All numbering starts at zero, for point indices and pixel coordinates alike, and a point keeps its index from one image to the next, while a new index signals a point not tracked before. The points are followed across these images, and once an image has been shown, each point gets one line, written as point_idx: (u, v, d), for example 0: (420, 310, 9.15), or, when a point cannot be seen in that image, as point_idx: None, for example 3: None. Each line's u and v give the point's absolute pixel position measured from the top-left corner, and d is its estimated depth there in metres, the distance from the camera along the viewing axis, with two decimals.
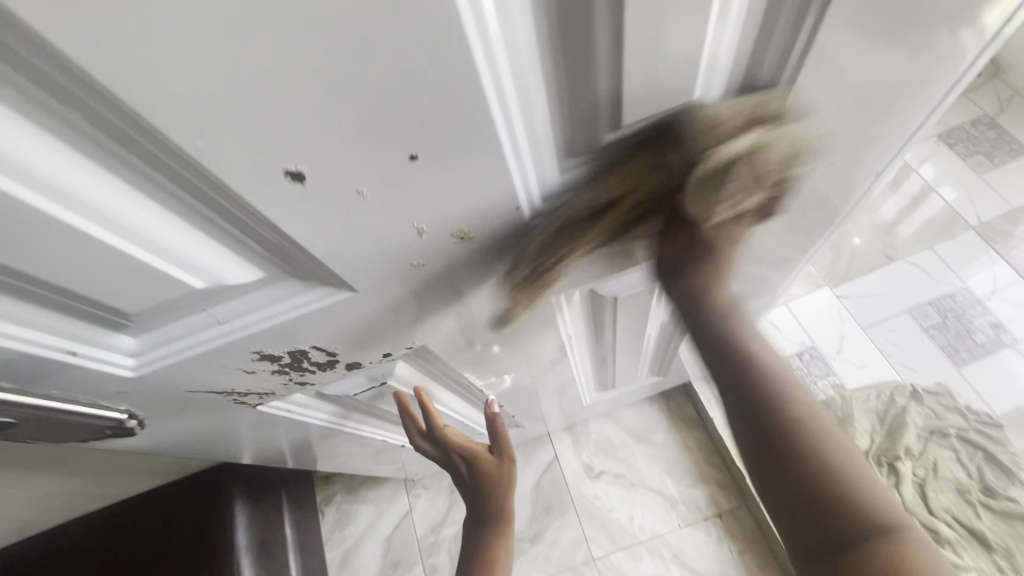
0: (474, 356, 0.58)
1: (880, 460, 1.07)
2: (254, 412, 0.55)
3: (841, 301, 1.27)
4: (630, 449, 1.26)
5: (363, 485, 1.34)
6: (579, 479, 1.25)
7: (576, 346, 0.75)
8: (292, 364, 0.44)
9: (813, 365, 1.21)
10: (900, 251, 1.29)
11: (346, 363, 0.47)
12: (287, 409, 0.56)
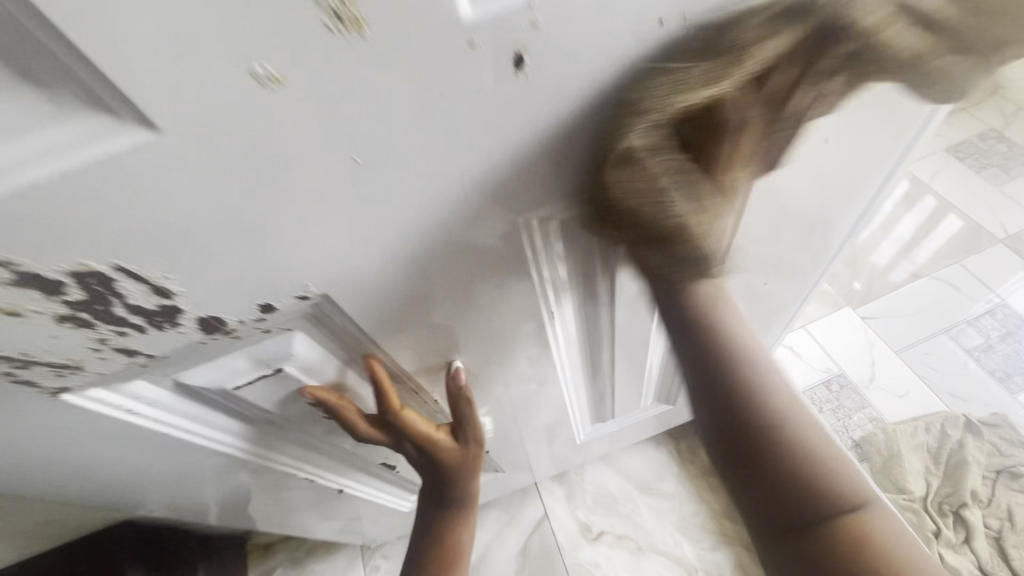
0: (417, 341, 0.41)
1: (943, 508, 0.89)
2: (84, 421, 0.36)
3: (866, 322, 1.11)
4: (634, 503, 1.05)
5: (310, 556, 1.09)
6: (574, 542, 1.03)
7: (566, 355, 0.56)
8: (96, 310, 0.27)
9: (844, 396, 1.04)
10: (925, 267, 1.16)
11: (201, 319, 0.30)
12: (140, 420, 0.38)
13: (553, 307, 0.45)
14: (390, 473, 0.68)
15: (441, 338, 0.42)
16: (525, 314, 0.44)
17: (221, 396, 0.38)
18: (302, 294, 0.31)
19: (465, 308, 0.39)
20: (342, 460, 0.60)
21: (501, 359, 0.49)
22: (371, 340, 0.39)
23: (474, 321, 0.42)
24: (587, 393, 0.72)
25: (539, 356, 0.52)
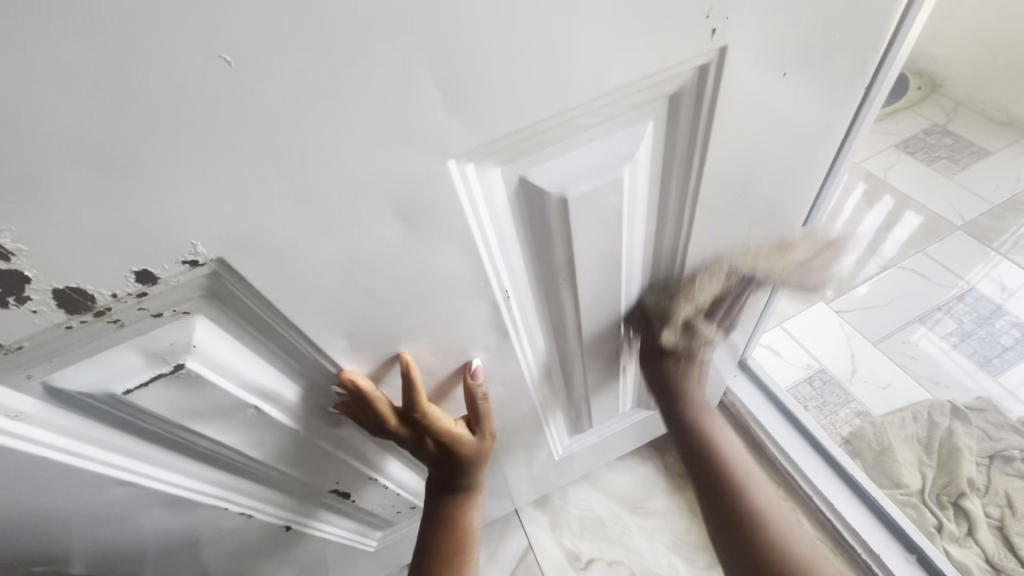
0: (349, 330, 0.35)
1: (942, 499, 0.85)
2: None
3: (841, 316, 1.10)
4: (624, 524, 0.98)
5: None
6: (562, 573, 0.94)
7: (529, 351, 0.50)
8: None
9: (828, 391, 1.01)
10: (891, 258, 1.16)
11: (60, 294, 0.24)
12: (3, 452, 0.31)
13: (507, 288, 0.40)
14: (347, 505, 0.61)
15: (378, 326, 0.36)
16: (474, 297, 0.39)
17: (112, 407, 0.32)
18: (188, 258, 0.26)
19: (401, 286, 0.34)
20: (286, 494, 0.53)
21: (456, 355, 0.44)
22: (291, 328, 0.33)
23: (414, 305, 0.36)
24: (560, 403, 0.66)
25: (499, 351, 0.46)
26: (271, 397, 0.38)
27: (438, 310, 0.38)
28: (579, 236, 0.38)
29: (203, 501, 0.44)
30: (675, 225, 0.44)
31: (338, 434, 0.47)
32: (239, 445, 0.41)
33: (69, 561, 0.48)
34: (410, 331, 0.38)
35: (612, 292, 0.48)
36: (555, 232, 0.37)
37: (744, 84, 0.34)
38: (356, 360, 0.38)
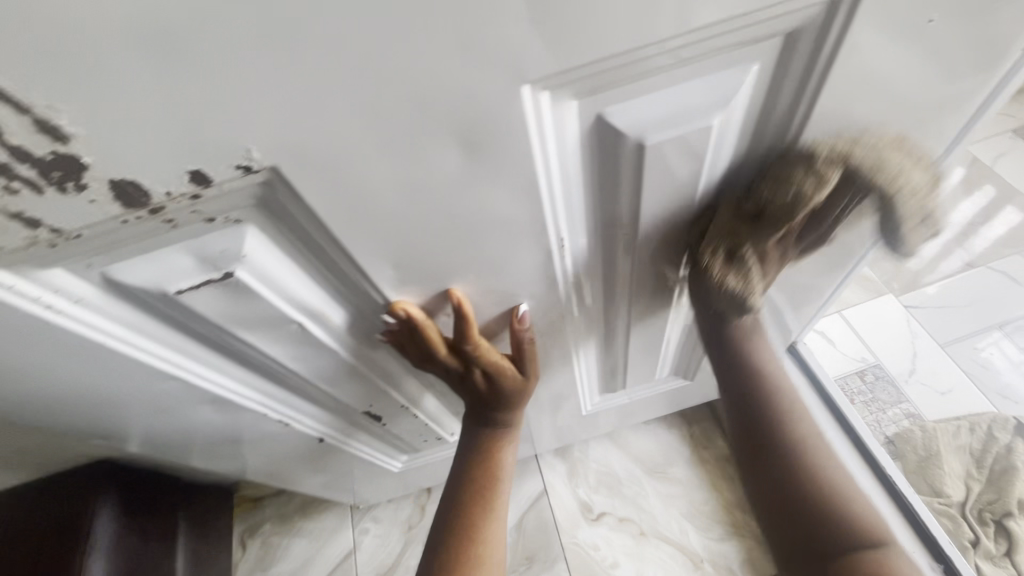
0: (397, 258, 0.34)
1: (984, 516, 0.80)
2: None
3: (909, 312, 1.03)
4: (640, 485, 0.98)
5: (300, 512, 1.06)
6: (573, 521, 0.97)
7: (575, 304, 0.48)
8: None
9: (879, 387, 0.96)
10: (980, 256, 1.06)
11: (115, 187, 0.24)
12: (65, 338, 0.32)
13: (563, 236, 0.38)
14: (379, 427, 0.63)
15: (427, 259, 0.35)
16: (529, 241, 0.36)
17: (166, 305, 0.33)
18: (242, 164, 0.25)
19: (455, 221, 0.32)
20: (323, 408, 0.55)
21: (501, 300, 0.42)
22: (341, 249, 0.32)
23: (465, 240, 0.34)
24: (597, 360, 0.65)
25: (545, 301, 0.44)
26: (320, 317, 0.38)
27: (493, 254, 0.36)
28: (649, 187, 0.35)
29: (245, 404, 0.46)
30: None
31: (377, 360, 0.47)
32: (282, 358, 0.41)
33: (126, 439, 0.52)
34: (459, 268, 0.37)
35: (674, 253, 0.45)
36: (625, 181, 0.34)
37: (865, 54, 0.30)
38: (402, 291, 0.38)
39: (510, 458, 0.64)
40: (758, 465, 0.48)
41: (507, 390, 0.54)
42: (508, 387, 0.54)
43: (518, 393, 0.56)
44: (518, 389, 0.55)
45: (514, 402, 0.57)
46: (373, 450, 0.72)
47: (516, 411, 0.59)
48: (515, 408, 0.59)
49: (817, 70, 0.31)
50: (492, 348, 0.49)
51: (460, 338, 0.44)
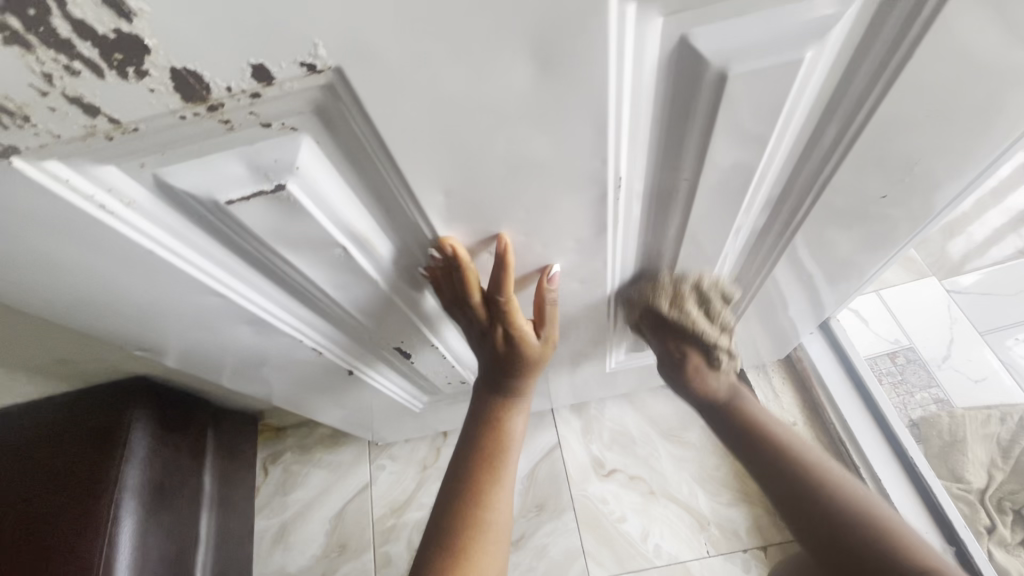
0: (449, 185, 0.33)
1: (1004, 505, 0.79)
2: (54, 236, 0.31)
3: (951, 297, 1.00)
4: (654, 447, 0.99)
5: (320, 444, 1.10)
6: (584, 475, 0.99)
7: (620, 253, 0.47)
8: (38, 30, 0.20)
9: (909, 371, 0.94)
10: None
11: (176, 78, 0.23)
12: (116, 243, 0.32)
13: (620, 176, 0.36)
14: (406, 365, 0.63)
15: (480, 189, 0.34)
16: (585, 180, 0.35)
17: (215, 215, 0.32)
18: (307, 61, 0.23)
19: (517, 148, 0.31)
20: (355, 340, 0.55)
21: (546, 242, 0.41)
22: (397, 171, 0.31)
23: (521, 172, 0.33)
24: (630, 316, 0.64)
25: (590, 247, 0.43)
26: (365, 247, 0.38)
27: (546, 189, 0.35)
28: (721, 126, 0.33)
29: (281, 329, 0.47)
30: (833, 137, 0.38)
31: (414, 297, 0.47)
32: (323, 284, 0.41)
33: (166, 355, 0.54)
34: (509, 204, 0.36)
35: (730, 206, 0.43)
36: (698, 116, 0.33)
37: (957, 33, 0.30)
38: (450, 225, 0.37)
39: (520, 426, 0.63)
40: (771, 478, 0.52)
41: (527, 356, 0.55)
42: (529, 352, 0.54)
43: (537, 358, 0.56)
44: (536, 355, 0.55)
45: (530, 369, 0.57)
46: (399, 389, 0.73)
47: (527, 378, 0.59)
48: (529, 374, 0.58)
49: (911, 36, 0.30)
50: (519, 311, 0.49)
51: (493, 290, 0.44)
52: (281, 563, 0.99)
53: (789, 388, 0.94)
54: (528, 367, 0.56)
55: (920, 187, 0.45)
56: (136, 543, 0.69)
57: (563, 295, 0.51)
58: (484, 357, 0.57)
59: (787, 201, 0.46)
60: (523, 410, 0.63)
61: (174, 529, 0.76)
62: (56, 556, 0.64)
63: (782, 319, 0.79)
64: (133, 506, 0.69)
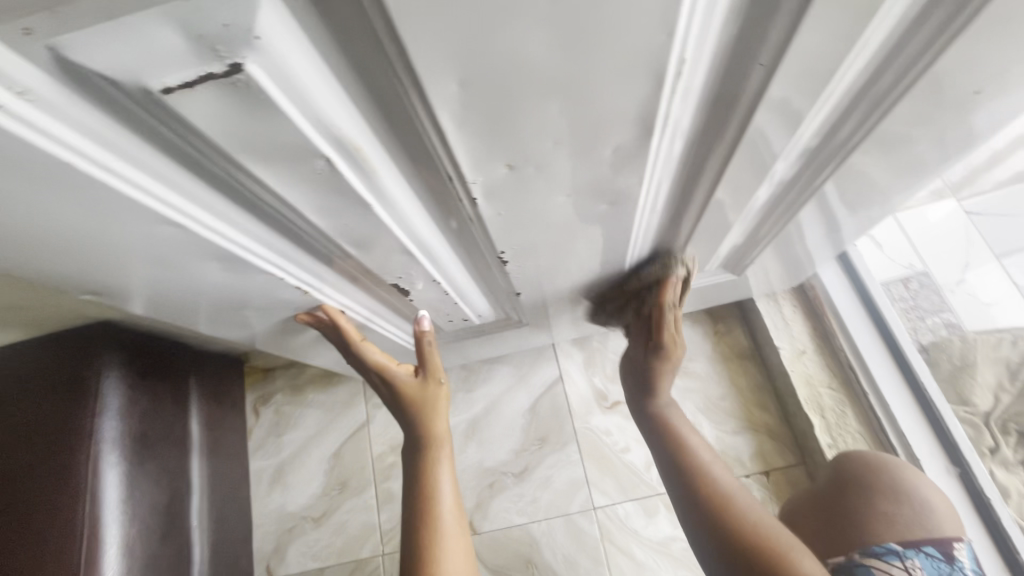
0: (467, 68, 0.25)
1: (1009, 427, 0.78)
2: None
3: None
4: None
5: (311, 384, 1.06)
6: (587, 408, 0.97)
7: (661, 168, 0.40)
8: None
9: (922, 296, 0.92)
10: None
11: None
12: (23, 156, 0.24)
13: (685, 59, 0.28)
14: (404, 302, 0.57)
15: (507, 77, 0.26)
16: (642, 64, 0.27)
17: (155, 111, 0.24)
18: None
19: (561, 11, 0.23)
20: (345, 276, 0.48)
21: (576, 151, 0.33)
22: (403, 48, 0.23)
23: (563, 51, 0.25)
24: (652, 243, 0.58)
25: (628, 159, 0.35)
26: (357, 164, 0.30)
27: (590, 76, 0.27)
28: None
29: (258, 266, 0.39)
30: (947, 8, 0.31)
31: (416, 225, 0.39)
32: (303, 207, 0.34)
33: (128, 300, 0.46)
34: (542, 97, 0.28)
35: (799, 105, 0.35)
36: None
37: None
38: (467, 127, 0.29)
39: (448, 482, 0.66)
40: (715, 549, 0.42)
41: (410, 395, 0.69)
42: (413, 392, 0.69)
43: (426, 396, 0.69)
44: (423, 395, 0.69)
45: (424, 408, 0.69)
46: (394, 327, 0.67)
47: (428, 420, 0.68)
48: (425, 413, 0.69)
49: None
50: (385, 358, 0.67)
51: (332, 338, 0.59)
52: (281, 501, 0.98)
53: (800, 315, 0.91)
54: (418, 406, 0.69)
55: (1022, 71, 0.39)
56: (122, 496, 0.64)
57: (587, 220, 0.44)
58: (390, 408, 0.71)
59: (858, 101, 0.39)
60: (444, 468, 0.66)
61: (163, 478, 0.72)
62: (38, 512, 0.60)
63: (800, 248, 0.74)
64: (115, 458, 0.65)
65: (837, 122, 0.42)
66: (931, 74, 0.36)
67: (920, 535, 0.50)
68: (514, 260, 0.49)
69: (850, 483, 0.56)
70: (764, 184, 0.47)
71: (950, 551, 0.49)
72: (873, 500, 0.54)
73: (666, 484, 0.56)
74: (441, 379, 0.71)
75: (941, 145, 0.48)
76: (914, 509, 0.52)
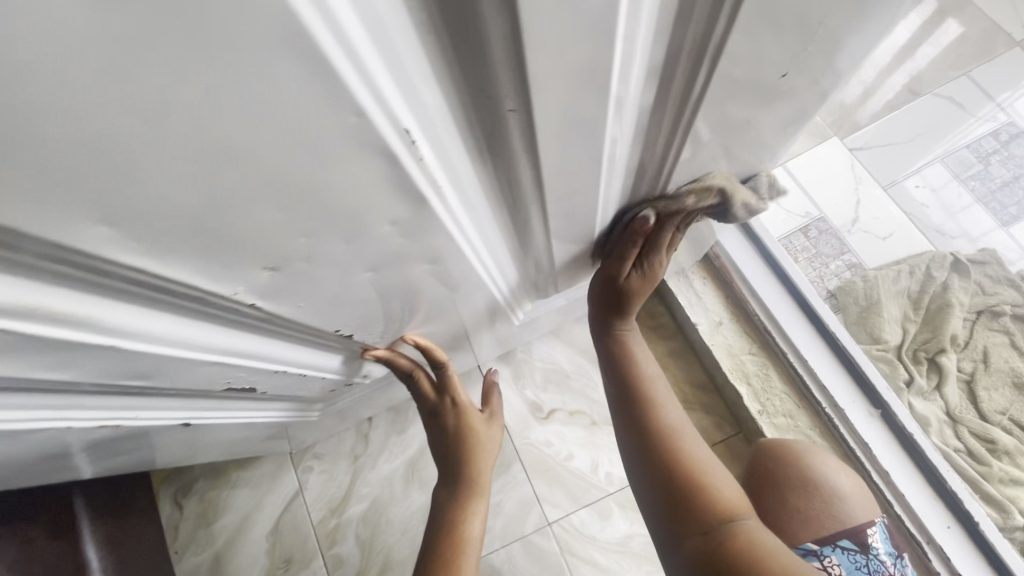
0: (104, 203, 0.19)
1: (918, 355, 0.82)
2: None
3: (854, 155, 0.96)
4: (589, 377, 0.95)
5: (231, 464, 0.97)
6: (524, 423, 0.94)
7: (473, 221, 0.34)
8: None
9: (823, 241, 0.91)
10: (926, 83, 0.99)
11: None
12: None
13: (415, 136, 0.23)
14: (265, 394, 0.51)
15: (166, 192, 0.20)
16: (354, 147, 0.22)
17: None
18: None
19: (173, 118, 0.17)
20: (167, 396, 0.41)
21: (344, 238, 0.28)
22: None
23: (219, 152, 0.19)
24: (517, 273, 0.53)
25: (417, 228, 0.30)
26: (56, 321, 0.24)
27: (294, 177, 0.22)
28: (532, 28, 0.20)
29: (22, 429, 0.32)
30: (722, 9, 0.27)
31: (200, 344, 0.33)
32: (23, 372, 0.27)
33: None
34: (243, 200, 0.22)
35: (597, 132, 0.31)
36: (482, 15, 0.19)
37: None
38: (159, 249, 0.23)
39: (479, 527, 0.62)
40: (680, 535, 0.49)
41: (471, 435, 0.65)
42: (479, 429, 0.66)
43: (486, 439, 0.67)
44: (485, 437, 0.67)
45: (473, 447, 0.65)
46: (275, 412, 0.60)
47: (472, 464, 0.64)
48: (479, 459, 0.65)
49: None
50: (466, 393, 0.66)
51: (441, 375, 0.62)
52: None
53: (711, 287, 0.88)
54: (473, 444, 0.65)
55: (823, 50, 0.36)
56: None
57: (418, 281, 0.39)
58: (438, 443, 0.67)
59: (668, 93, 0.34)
60: (479, 512, 0.62)
61: None
62: None
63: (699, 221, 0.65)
64: None
65: (660, 128, 0.38)
66: (723, 66, 0.32)
67: (834, 528, 0.51)
68: (358, 331, 0.44)
69: (768, 478, 0.55)
70: (608, 200, 0.43)
71: (864, 539, 0.50)
72: (788, 500, 0.53)
73: (623, 435, 0.60)
74: (502, 426, 0.69)
75: (777, 122, 0.46)
76: (826, 502, 0.53)
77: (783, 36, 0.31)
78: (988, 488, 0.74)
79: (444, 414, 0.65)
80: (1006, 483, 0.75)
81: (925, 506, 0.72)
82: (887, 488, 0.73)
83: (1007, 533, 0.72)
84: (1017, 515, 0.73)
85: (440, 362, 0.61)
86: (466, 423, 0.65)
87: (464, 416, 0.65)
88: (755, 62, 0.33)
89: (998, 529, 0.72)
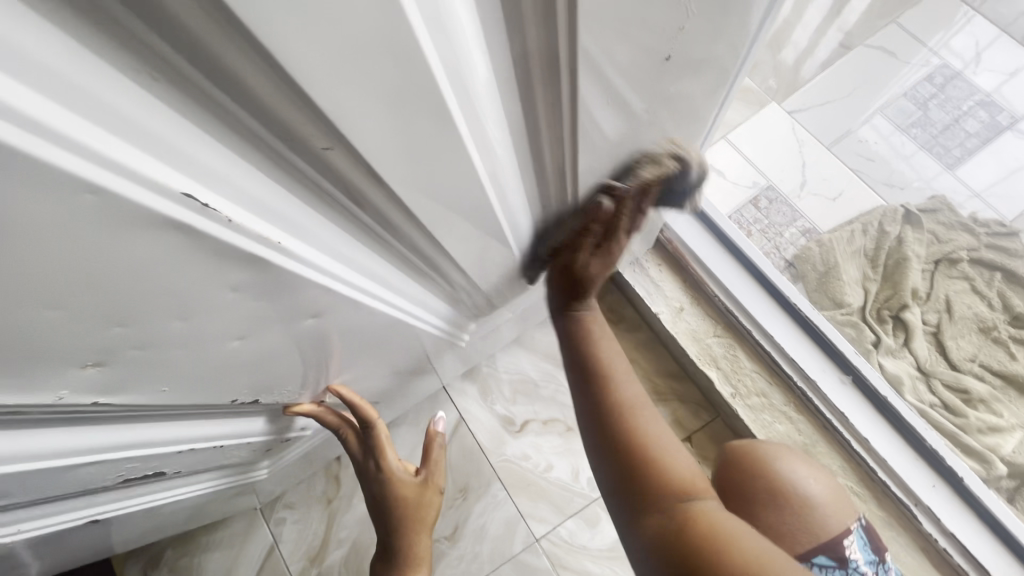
0: None
1: (882, 314, 0.80)
2: None
3: (793, 118, 0.94)
4: (558, 382, 0.92)
5: (198, 528, 0.92)
6: (498, 439, 0.90)
7: (347, 269, 0.31)
8: None
9: (774, 210, 0.89)
10: (856, 35, 0.98)
11: None
12: None
13: (206, 201, 0.19)
14: (183, 471, 0.46)
15: None
16: (121, 225, 0.18)
17: None
18: None
19: None
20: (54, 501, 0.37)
21: (180, 316, 0.24)
22: None
23: None
24: (444, 300, 0.49)
25: (271, 288, 0.26)
26: None
27: (64, 273, 0.18)
28: (293, 61, 0.16)
29: None
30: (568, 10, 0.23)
31: (59, 451, 0.29)
32: None
33: None
34: (4, 309, 0.18)
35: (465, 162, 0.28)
36: (211, 43, 0.15)
37: None
38: None
39: None
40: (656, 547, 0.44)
41: (407, 498, 0.62)
42: (410, 496, 0.63)
43: (421, 506, 0.63)
44: (419, 504, 0.63)
45: (405, 513, 0.62)
46: (211, 481, 0.56)
47: (407, 532, 0.61)
48: (415, 527, 0.62)
49: None
50: (394, 453, 0.62)
51: (366, 437, 0.59)
52: None
53: (668, 273, 0.85)
54: (403, 512, 0.62)
55: (708, 32, 0.33)
56: None
57: (312, 336, 0.35)
58: (370, 509, 0.63)
59: (535, 111, 0.30)
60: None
61: None
62: None
63: None
64: None
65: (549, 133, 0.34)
66: (590, 72, 0.28)
67: (812, 545, 0.49)
68: (264, 393, 0.40)
69: (729, 493, 0.52)
70: (513, 213, 0.39)
71: (841, 553, 0.49)
72: (758, 515, 0.50)
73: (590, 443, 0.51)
74: (439, 489, 0.66)
75: (690, 106, 0.42)
76: (795, 515, 0.49)
77: (648, 18, 0.27)
78: (967, 440, 0.73)
79: (373, 476, 0.62)
80: (985, 432, 0.74)
81: (907, 468, 0.70)
82: (868, 456, 0.71)
83: (992, 483, 0.71)
84: (999, 463, 0.72)
85: (372, 421, 0.57)
86: (396, 489, 0.62)
87: (393, 479, 0.62)
88: (637, 63, 0.30)
89: (983, 481, 0.70)
